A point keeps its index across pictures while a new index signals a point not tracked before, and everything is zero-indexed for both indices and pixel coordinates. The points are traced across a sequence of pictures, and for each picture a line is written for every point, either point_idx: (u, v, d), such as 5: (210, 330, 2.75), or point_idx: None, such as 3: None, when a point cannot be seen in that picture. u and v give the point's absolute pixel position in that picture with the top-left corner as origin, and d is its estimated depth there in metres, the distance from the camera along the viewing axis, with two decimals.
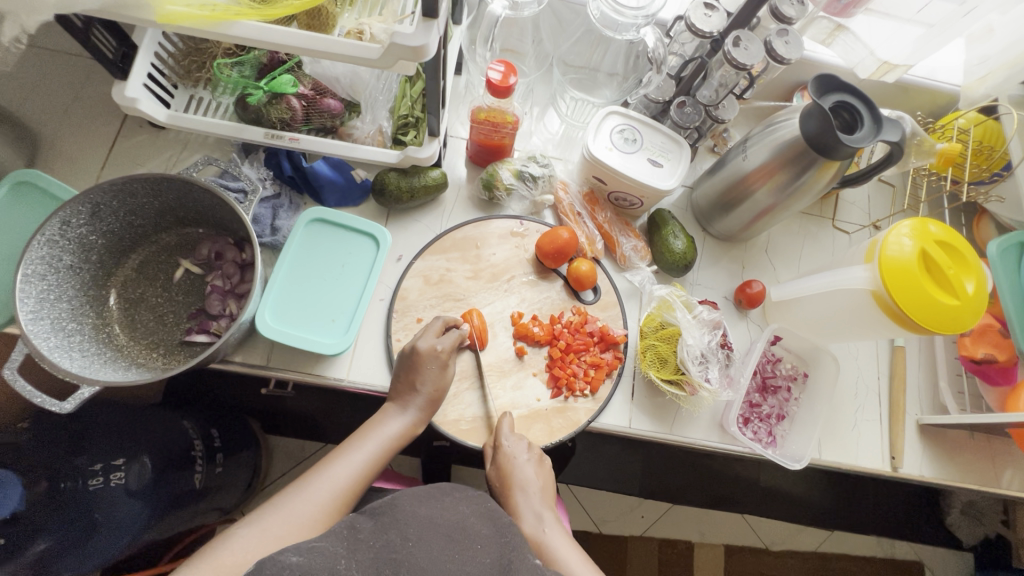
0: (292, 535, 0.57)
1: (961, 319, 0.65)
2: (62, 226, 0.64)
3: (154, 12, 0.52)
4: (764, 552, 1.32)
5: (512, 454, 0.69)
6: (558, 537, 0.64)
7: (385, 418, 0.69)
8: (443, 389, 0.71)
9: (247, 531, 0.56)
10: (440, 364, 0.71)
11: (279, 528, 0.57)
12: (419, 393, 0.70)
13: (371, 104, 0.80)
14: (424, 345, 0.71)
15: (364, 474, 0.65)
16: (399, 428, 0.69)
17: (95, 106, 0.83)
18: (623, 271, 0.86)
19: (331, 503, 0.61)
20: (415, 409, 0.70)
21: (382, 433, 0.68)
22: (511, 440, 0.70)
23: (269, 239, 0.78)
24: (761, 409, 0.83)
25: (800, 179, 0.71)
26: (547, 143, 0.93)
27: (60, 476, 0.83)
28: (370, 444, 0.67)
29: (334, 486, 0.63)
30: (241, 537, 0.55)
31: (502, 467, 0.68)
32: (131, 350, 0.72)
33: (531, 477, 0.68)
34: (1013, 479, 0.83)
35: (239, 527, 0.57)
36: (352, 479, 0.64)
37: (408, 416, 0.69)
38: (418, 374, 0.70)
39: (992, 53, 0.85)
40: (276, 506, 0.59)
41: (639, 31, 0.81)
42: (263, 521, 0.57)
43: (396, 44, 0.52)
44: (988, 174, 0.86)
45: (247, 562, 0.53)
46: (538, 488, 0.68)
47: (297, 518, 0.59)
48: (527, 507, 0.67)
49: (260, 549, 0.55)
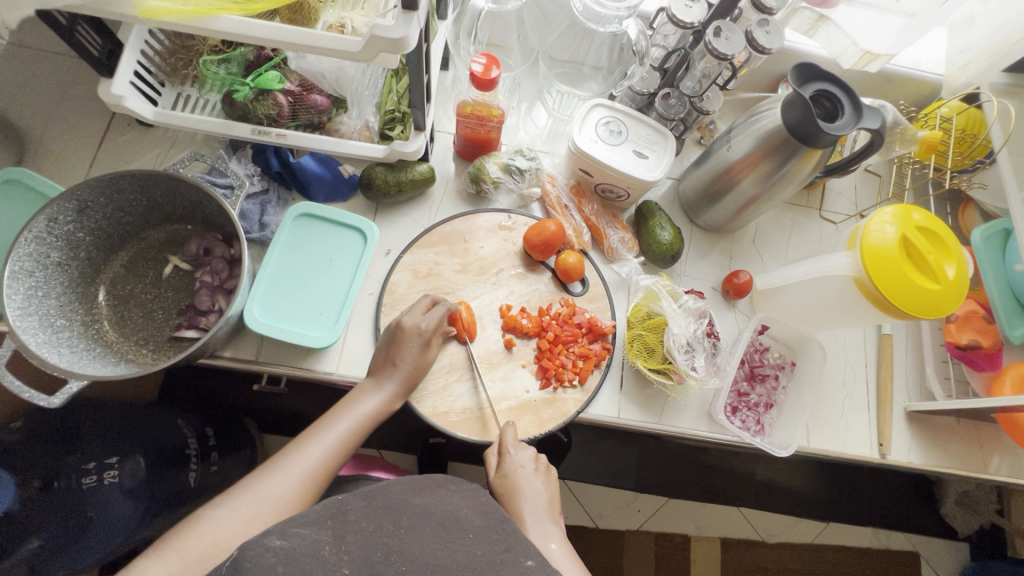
0: (262, 515, 0.59)
1: (941, 304, 0.65)
2: (49, 224, 0.64)
3: (135, 7, 0.52)
4: (761, 544, 1.32)
5: (516, 464, 0.68)
6: (559, 552, 0.60)
7: (361, 395, 0.71)
8: (422, 367, 0.72)
9: (218, 511, 0.58)
10: (423, 341, 0.72)
11: (250, 510, 0.59)
12: (397, 368, 0.71)
13: (358, 98, 0.80)
14: (408, 320, 0.72)
15: (338, 451, 0.67)
16: (374, 405, 0.70)
17: (83, 105, 0.83)
18: (611, 263, 0.87)
19: (304, 481, 0.63)
20: (391, 384, 0.71)
21: (357, 411, 0.69)
22: (516, 450, 0.70)
23: (258, 235, 0.79)
24: (750, 398, 0.83)
25: (783, 168, 0.71)
26: (534, 137, 0.94)
27: (55, 476, 0.83)
28: (344, 421, 0.68)
29: (307, 465, 0.64)
30: (211, 518, 0.58)
31: (507, 476, 0.67)
32: (121, 346, 0.72)
33: (536, 488, 0.66)
34: (1001, 464, 0.83)
35: (210, 507, 0.59)
36: (326, 457, 0.65)
37: (383, 393, 0.70)
38: (399, 349, 0.71)
39: (974, 41, 0.88)
40: (248, 486, 0.61)
41: (621, 23, 0.82)
42: (233, 502, 0.59)
43: (377, 37, 0.52)
44: (971, 161, 0.87)
45: (215, 540, 0.56)
46: (545, 500, 0.66)
47: (268, 498, 0.60)
48: (532, 517, 0.63)
49: (230, 530, 0.57)
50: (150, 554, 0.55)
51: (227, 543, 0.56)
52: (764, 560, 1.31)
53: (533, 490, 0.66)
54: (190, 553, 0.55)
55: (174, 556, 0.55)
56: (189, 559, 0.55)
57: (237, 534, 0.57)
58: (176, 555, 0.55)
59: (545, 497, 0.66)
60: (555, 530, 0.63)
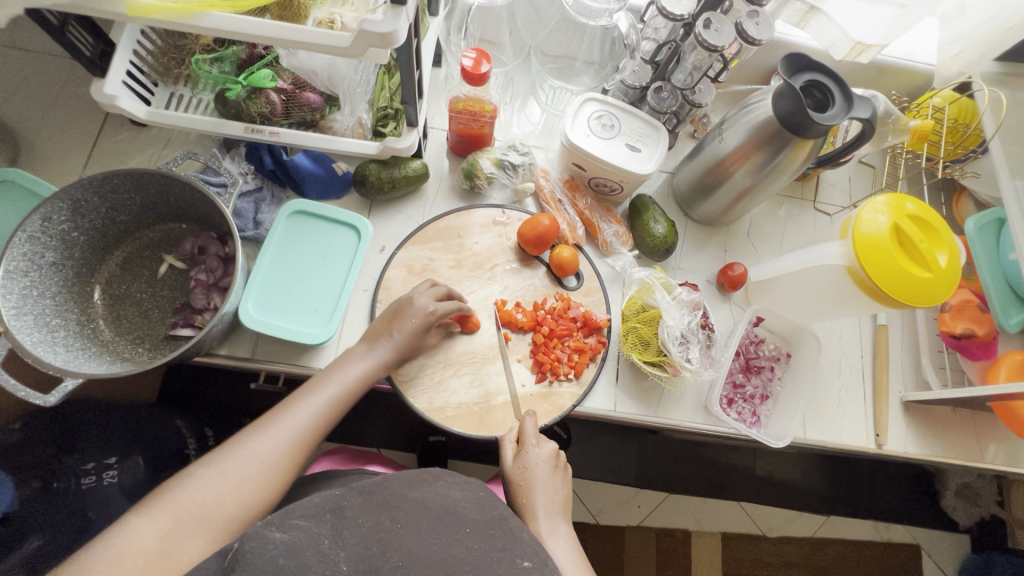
0: (252, 476, 0.58)
1: (933, 291, 0.65)
2: (43, 223, 0.64)
3: (124, 4, 0.52)
4: (762, 538, 1.31)
5: (536, 457, 0.69)
6: (568, 553, 0.62)
7: (350, 358, 0.70)
8: (417, 344, 0.73)
9: (206, 471, 0.57)
10: (427, 322, 0.72)
11: (239, 469, 0.58)
12: (392, 338, 0.71)
13: (350, 96, 0.81)
14: (420, 301, 0.73)
15: (327, 413, 0.66)
16: (363, 369, 0.69)
17: (77, 106, 0.84)
18: (605, 257, 0.87)
19: (293, 441, 0.62)
20: (383, 350, 0.71)
21: (346, 374, 0.68)
22: (537, 443, 0.71)
23: (252, 233, 0.79)
24: (745, 389, 0.84)
25: (776, 159, 0.71)
26: (528, 133, 0.94)
27: (53, 476, 0.85)
28: (334, 383, 0.67)
29: (297, 427, 0.63)
30: (200, 477, 0.56)
31: (526, 468, 0.68)
32: (117, 345, 0.72)
33: (552, 486, 0.68)
34: (997, 453, 0.83)
35: (197, 467, 0.57)
36: (315, 419, 0.64)
37: (373, 358, 0.70)
38: (399, 320, 0.72)
39: (965, 31, 0.88)
40: (235, 447, 0.59)
41: (612, 16, 0.83)
42: (222, 462, 0.58)
43: (365, 31, 0.52)
44: (965, 151, 0.88)
45: (206, 502, 0.55)
46: (560, 498, 0.67)
47: (257, 458, 0.59)
48: (546, 513, 0.65)
49: (220, 490, 0.56)
50: (137, 512, 0.52)
51: (217, 503, 0.55)
52: (765, 555, 1.31)
53: (549, 486, 0.68)
54: (181, 510, 0.53)
55: (164, 511, 0.53)
56: (181, 517, 0.53)
57: (228, 496, 0.56)
58: (165, 512, 0.53)
59: (560, 497, 0.68)
60: (565, 529, 0.65)
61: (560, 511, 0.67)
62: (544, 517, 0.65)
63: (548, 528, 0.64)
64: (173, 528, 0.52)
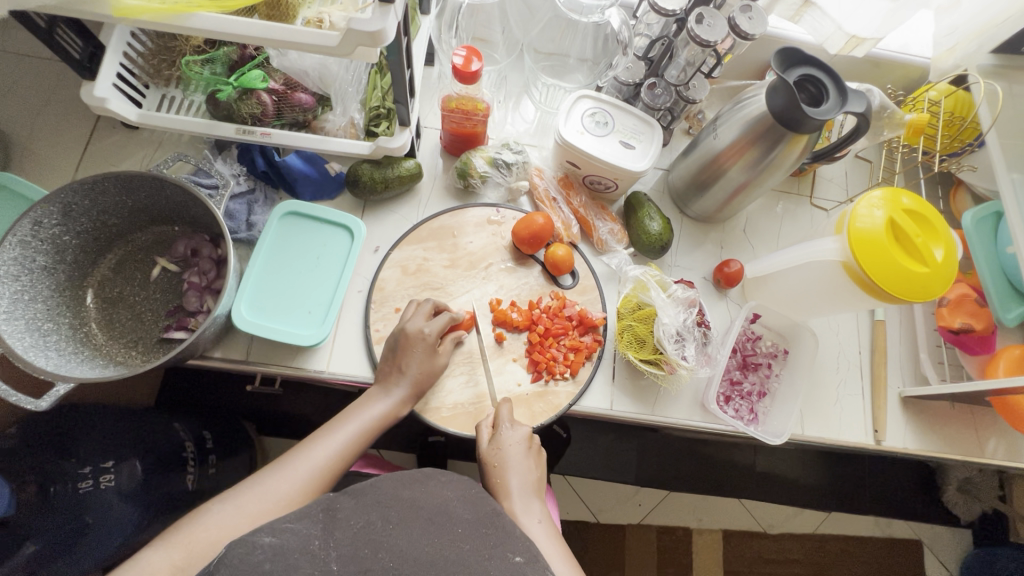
0: (266, 514, 0.59)
1: (931, 286, 0.65)
2: (34, 226, 0.64)
3: (111, 6, 0.52)
4: (762, 535, 1.31)
5: (510, 439, 0.69)
6: (543, 530, 0.62)
7: (370, 400, 0.70)
8: (429, 372, 0.71)
9: (223, 507, 0.58)
10: (428, 347, 0.71)
11: (254, 507, 0.59)
12: (404, 374, 0.70)
13: (342, 96, 0.80)
14: (412, 326, 0.71)
15: (344, 455, 0.66)
16: (381, 410, 0.69)
17: (68, 108, 0.83)
18: (601, 255, 0.86)
19: (309, 483, 0.62)
20: (400, 390, 0.70)
21: (365, 415, 0.68)
22: (511, 426, 0.70)
23: (245, 235, 0.79)
24: (742, 386, 0.83)
25: (770, 155, 0.71)
26: (522, 132, 0.93)
27: (49, 480, 0.81)
28: (352, 425, 0.68)
29: (313, 467, 0.63)
30: (216, 512, 0.57)
31: (500, 449, 0.68)
32: (110, 349, 0.72)
33: (526, 466, 0.67)
34: (997, 448, 0.83)
35: (215, 502, 0.59)
36: (332, 461, 0.65)
37: (392, 399, 0.69)
38: (404, 356, 0.70)
39: (960, 23, 0.87)
40: (253, 484, 0.61)
41: (604, 13, 0.82)
42: (238, 499, 0.59)
43: (353, 31, 0.52)
44: (961, 144, 0.88)
45: (218, 540, 0.56)
46: (533, 479, 0.67)
47: (272, 497, 0.60)
48: (519, 493, 0.64)
49: (233, 526, 0.57)
50: (154, 546, 0.55)
51: (228, 539, 0.56)
52: (767, 551, 1.30)
53: (523, 467, 0.67)
54: (193, 545, 0.55)
55: (178, 547, 0.55)
56: (193, 551, 0.55)
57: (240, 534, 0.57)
58: (179, 546, 0.55)
59: (535, 478, 0.67)
60: (540, 508, 0.64)
61: (536, 492, 0.66)
62: (517, 496, 0.64)
63: (521, 507, 0.63)
64: (184, 562, 0.54)
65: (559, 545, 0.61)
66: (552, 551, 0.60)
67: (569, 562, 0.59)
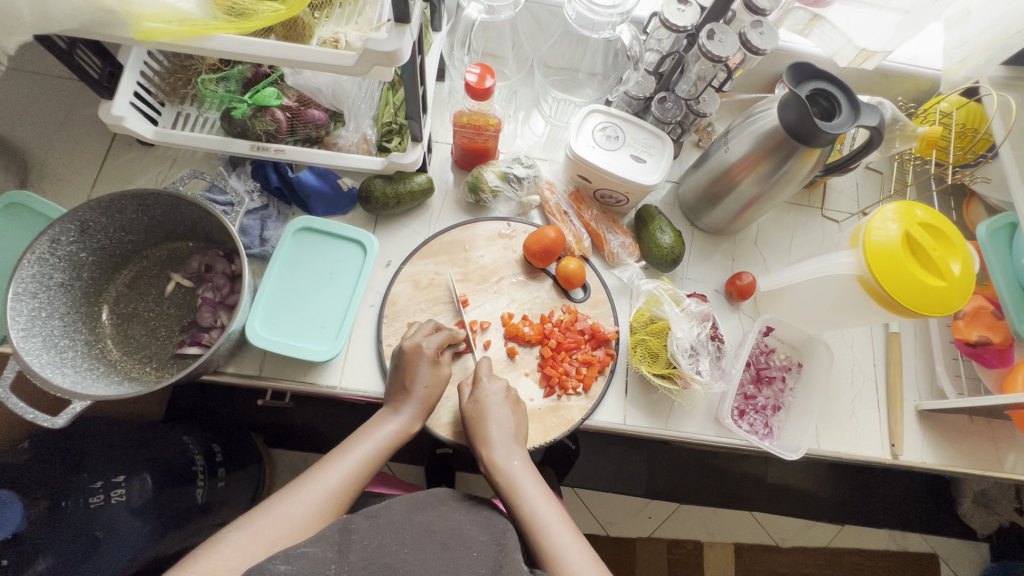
0: (282, 539, 0.58)
1: (947, 301, 0.65)
2: (52, 244, 0.65)
3: (132, 29, 0.53)
4: (774, 549, 1.29)
5: (489, 391, 0.70)
6: (523, 469, 0.65)
7: (381, 420, 0.69)
8: (435, 384, 0.71)
9: (238, 534, 0.57)
10: (430, 362, 0.70)
11: (271, 532, 0.58)
12: (412, 395, 0.69)
13: (355, 112, 0.80)
14: (409, 343, 0.71)
15: (356, 478, 0.65)
16: (393, 429, 0.68)
17: (84, 127, 0.85)
18: (612, 268, 0.86)
19: (324, 504, 0.61)
20: (409, 410, 0.69)
21: (377, 436, 0.68)
22: (489, 378, 0.71)
23: (258, 250, 0.80)
24: (756, 400, 0.83)
25: (783, 167, 0.70)
26: (532, 145, 0.95)
27: (61, 495, 0.82)
28: (363, 447, 0.67)
29: (327, 489, 0.62)
30: (232, 540, 0.56)
31: (479, 402, 0.68)
32: (125, 364, 0.72)
33: (505, 414, 0.68)
34: (1016, 462, 0.81)
35: (230, 531, 0.57)
36: (346, 481, 0.64)
37: (402, 417, 0.69)
38: (412, 374, 0.69)
39: (969, 36, 0.88)
40: (268, 510, 0.60)
41: (615, 29, 0.81)
42: (255, 525, 0.58)
43: (369, 50, 0.52)
44: (974, 156, 0.87)
45: (236, 567, 0.54)
46: (513, 425, 0.68)
47: (288, 521, 0.59)
48: (498, 439, 0.66)
49: (250, 553, 0.55)
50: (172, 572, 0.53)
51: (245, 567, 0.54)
52: (778, 565, 1.28)
53: (502, 416, 0.68)
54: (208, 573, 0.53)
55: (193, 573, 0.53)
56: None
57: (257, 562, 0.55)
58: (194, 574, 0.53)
59: (514, 424, 0.68)
60: (520, 450, 0.67)
61: (515, 436, 0.68)
62: (498, 443, 0.66)
63: (500, 452, 0.65)
64: None
65: (537, 481, 0.65)
66: (532, 487, 0.63)
67: (550, 498, 0.63)
